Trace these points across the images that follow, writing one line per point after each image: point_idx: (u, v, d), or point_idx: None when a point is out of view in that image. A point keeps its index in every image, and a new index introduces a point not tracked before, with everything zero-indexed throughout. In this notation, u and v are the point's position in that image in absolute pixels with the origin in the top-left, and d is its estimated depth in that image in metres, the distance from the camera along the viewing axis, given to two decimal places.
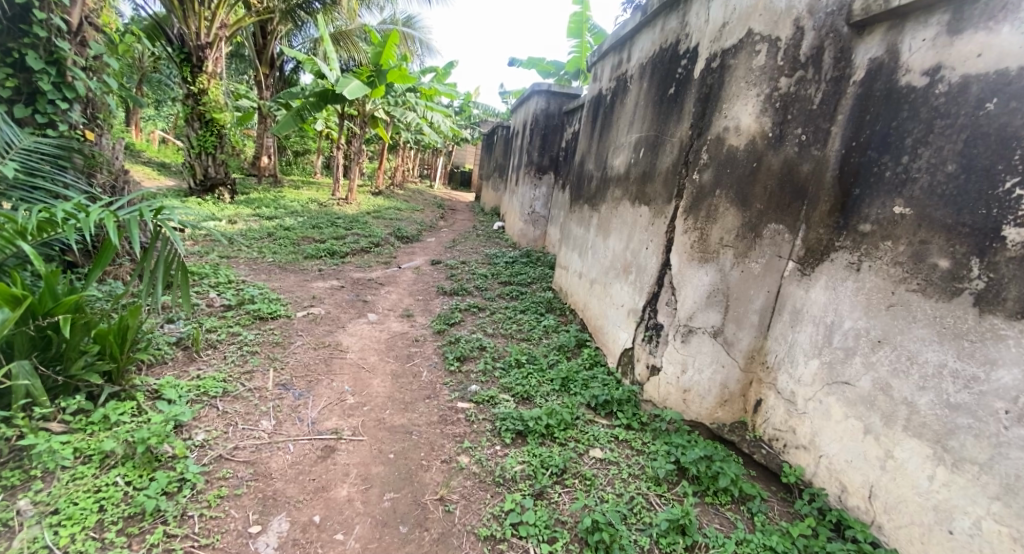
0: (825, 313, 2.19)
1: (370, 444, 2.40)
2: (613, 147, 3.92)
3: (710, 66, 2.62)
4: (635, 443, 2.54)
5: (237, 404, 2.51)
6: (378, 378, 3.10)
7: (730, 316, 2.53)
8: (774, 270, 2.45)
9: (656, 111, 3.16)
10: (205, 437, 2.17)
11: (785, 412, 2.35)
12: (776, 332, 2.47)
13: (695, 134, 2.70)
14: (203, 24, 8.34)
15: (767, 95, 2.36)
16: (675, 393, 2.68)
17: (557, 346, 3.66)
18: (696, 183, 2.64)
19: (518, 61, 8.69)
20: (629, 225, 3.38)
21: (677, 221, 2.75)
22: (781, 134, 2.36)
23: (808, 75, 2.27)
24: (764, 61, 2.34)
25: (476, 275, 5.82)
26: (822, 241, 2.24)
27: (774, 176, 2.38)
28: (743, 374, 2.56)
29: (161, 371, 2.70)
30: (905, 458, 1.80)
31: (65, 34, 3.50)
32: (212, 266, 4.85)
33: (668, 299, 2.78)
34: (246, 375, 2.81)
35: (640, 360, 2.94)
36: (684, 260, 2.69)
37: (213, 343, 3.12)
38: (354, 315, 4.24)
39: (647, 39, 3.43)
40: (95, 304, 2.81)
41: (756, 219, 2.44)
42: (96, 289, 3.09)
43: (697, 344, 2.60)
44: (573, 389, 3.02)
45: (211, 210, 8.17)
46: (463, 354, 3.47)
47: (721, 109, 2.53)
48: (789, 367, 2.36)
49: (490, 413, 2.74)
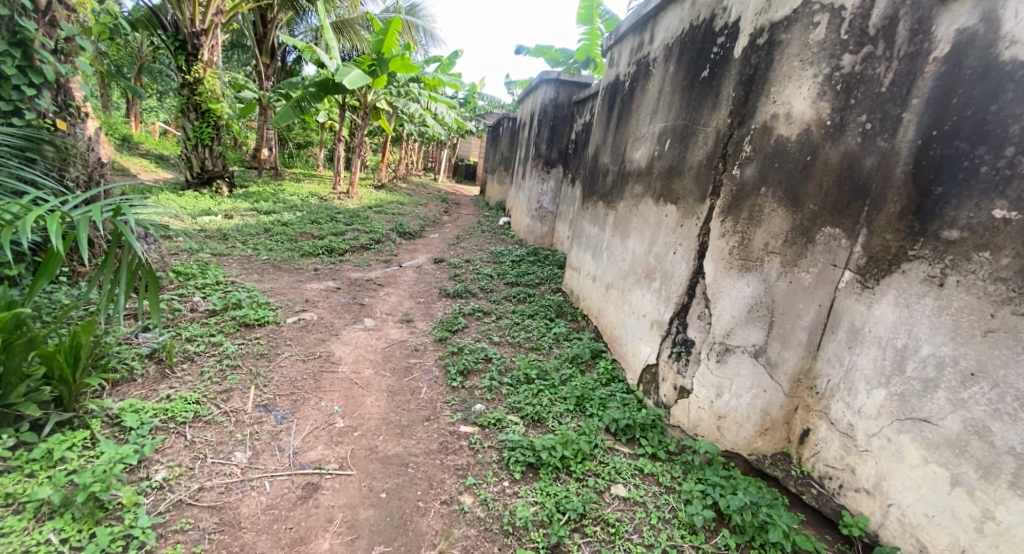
0: (896, 335, 1.85)
1: (360, 480, 2.09)
2: (632, 138, 3.55)
3: (754, 42, 2.24)
4: (662, 479, 2.22)
5: (208, 431, 2.20)
6: (372, 396, 2.78)
7: (774, 334, 2.20)
8: (827, 281, 2.11)
9: (686, 97, 2.79)
10: (165, 476, 1.88)
11: (841, 447, 2.02)
12: (827, 352, 2.14)
13: (736, 123, 2.31)
14: (198, 10, 8.03)
15: (827, 76, 2.00)
16: (708, 419, 2.35)
17: (570, 358, 3.33)
18: (736, 179, 2.28)
19: (525, 49, 8.30)
20: (651, 225, 3.03)
21: (712, 223, 2.38)
22: (840, 122, 2.01)
23: (877, 50, 1.93)
24: (824, 35, 1.98)
25: (481, 275, 5.48)
26: (890, 248, 1.90)
27: (831, 171, 2.04)
28: (788, 400, 2.24)
29: (127, 391, 2.38)
30: (1013, 523, 1.49)
31: (31, 12, 3.21)
32: (199, 265, 4.54)
33: (700, 312, 2.42)
34: (223, 394, 2.50)
35: (666, 380, 2.60)
36: (720, 268, 2.32)
37: (189, 356, 2.80)
38: (349, 320, 3.92)
39: (675, 16, 3.07)
40: (41, 323, 2.50)
41: (809, 221, 2.10)
42: (42, 303, 2.76)
43: (736, 365, 2.26)
44: (589, 411, 2.69)
45: (206, 204, 7.85)
46: (467, 368, 3.13)
47: (770, 93, 2.16)
48: (846, 394, 2.03)
49: (496, 440, 2.42)
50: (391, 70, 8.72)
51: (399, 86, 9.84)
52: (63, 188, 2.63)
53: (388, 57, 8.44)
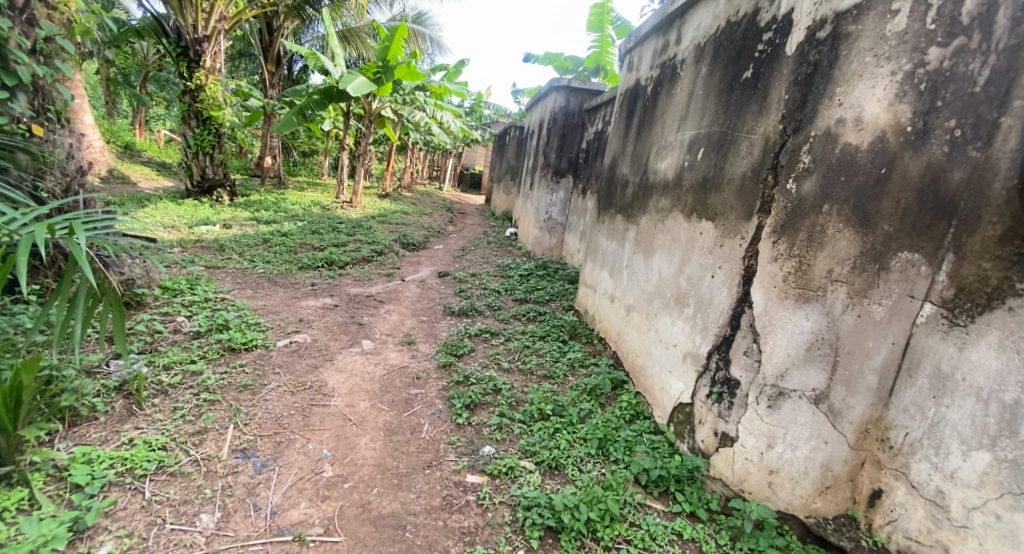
0: (1003, 388, 1.54)
1: (347, 550, 1.75)
2: (656, 146, 3.24)
3: (813, 36, 1.91)
4: (706, 548, 1.90)
5: (172, 486, 1.87)
6: (367, 436, 2.44)
7: (838, 376, 1.88)
8: (903, 315, 1.79)
9: (724, 101, 2.48)
10: (111, 551, 1.57)
11: (929, 517, 1.71)
12: (903, 399, 1.82)
13: (790, 129, 1.99)
14: (200, 16, 7.83)
15: (908, 73, 1.70)
16: (756, 473, 2.01)
17: (589, 389, 2.98)
18: (792, 195, 1.96)
19: (534, 57, 8.05)
20: (682, 244, 2.70)
21: (761, 245, 2.05)
22: (924, 128, 1.70)
23: (971, 43, 1.61)
24: (905, 25, 1.68)
25: (488, 291, 5.15)
26: (989, 280, 1.60)
27: (910, 187, 1.73)
28: (853, 453, 1.91)
29: (85, 434, 2.06)
30: None
31: (5, 10, 2.93)
32: (189, 279, 4.24)
33: (747, 347, 2.08)
34: (195, 437, 2.16)
35: (703, 423, 2.26)
36: (772, 297, 1.99)
37: (162, 389, 2.47)
38: (346, 342, 3.60)
39: (708, 12, 2.76)
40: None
41: (882, 244, 1.79)
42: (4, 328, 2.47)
43: (791, 412, 1.94)
44: (614, 457, 2.35)
45: (205, 213, 7.62)
46: (474, 401, 2.79)
47: (834, 94, 1.85)
48: (933, 454, 1.71)
49: (509, 495, 2.09)
50: (396, 78, 8.49)
51: (404, 95, 9.60)
52: (30, 201, 2.34)
53: (393, 64, 8.19)
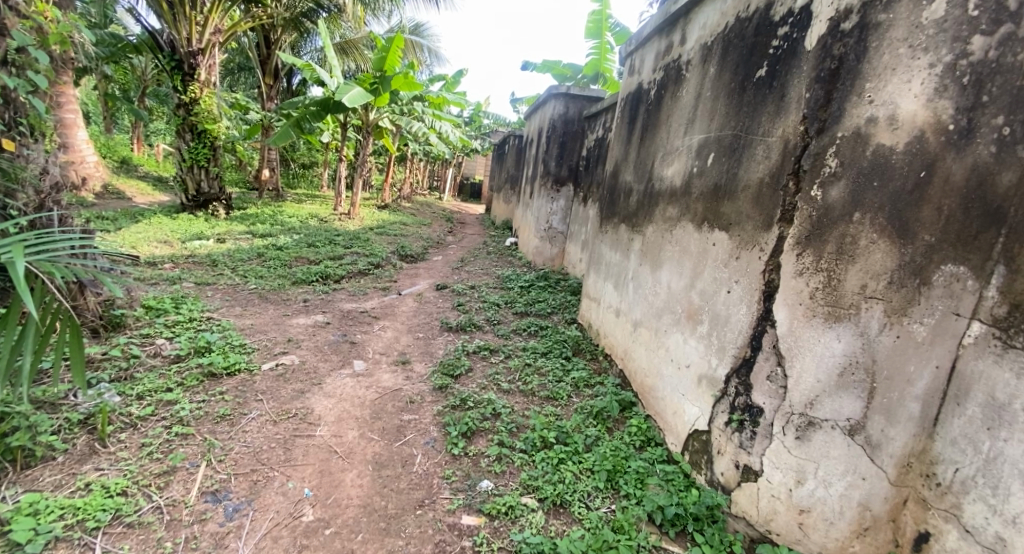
0: None
1: None
2: (662, 153, 3.06)
3: (836, 28, 1.72)
4: None
5: (128, 540, 1.68)
6: (354, 471, 2.24)
7: (876, 404, 1.68)
8: (947, 335, 1.60)
9: (735, 102, 2.29)
10: None
11: None
12: (951, 430, 1.62)
13: (813, 130, 1.79)
14: (194, 29, 7.72)
15: (948, 65, 1.52)
16: (785, 513, 1.80)
17: (596, 412, 2.77)
18: (817, 203, 1.76)
19: (531, 65, 7.92)
20: (692, 256, 2.51)
21: (783, 258, 1.85)
22: (968, 126, 1.52)
23: (1019, 30, 1.44)
24: (943, 12, 1.51)
25: (487, 304, 4.95)
26: None
27: (953, 193, 1.55)
28: (893, 490, 1.70)
29: (37, 478, 1.87)
30: None
31: None
32: (174, 298, 4.04)
33: (770, 372, 1.87)
34: (162, 479, 1.96)
35: (722, 454, 2.05)
36: (797, 316, 1.79)
37: (131, 423, 2.27)
38: (336, 363, 3.39)
39: (715, 9, 2.59)
40: None
41: (922, 257, 1.60)
42: None
43: (823, 444, 1.74)
44: (625, 492, 2.14)
45: (200, 228, 7.46)
46: (471, 429, 2.58)
47: (863, 91, 1.66)
48: (990, 494, 1.51)
49: (508, 540, 1.88)
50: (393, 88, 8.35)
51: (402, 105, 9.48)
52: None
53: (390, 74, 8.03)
